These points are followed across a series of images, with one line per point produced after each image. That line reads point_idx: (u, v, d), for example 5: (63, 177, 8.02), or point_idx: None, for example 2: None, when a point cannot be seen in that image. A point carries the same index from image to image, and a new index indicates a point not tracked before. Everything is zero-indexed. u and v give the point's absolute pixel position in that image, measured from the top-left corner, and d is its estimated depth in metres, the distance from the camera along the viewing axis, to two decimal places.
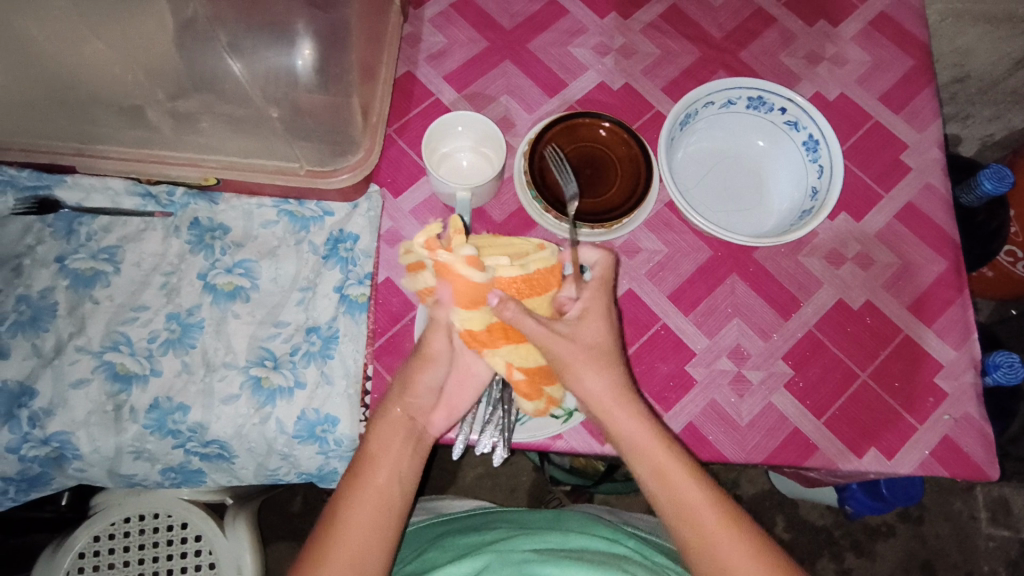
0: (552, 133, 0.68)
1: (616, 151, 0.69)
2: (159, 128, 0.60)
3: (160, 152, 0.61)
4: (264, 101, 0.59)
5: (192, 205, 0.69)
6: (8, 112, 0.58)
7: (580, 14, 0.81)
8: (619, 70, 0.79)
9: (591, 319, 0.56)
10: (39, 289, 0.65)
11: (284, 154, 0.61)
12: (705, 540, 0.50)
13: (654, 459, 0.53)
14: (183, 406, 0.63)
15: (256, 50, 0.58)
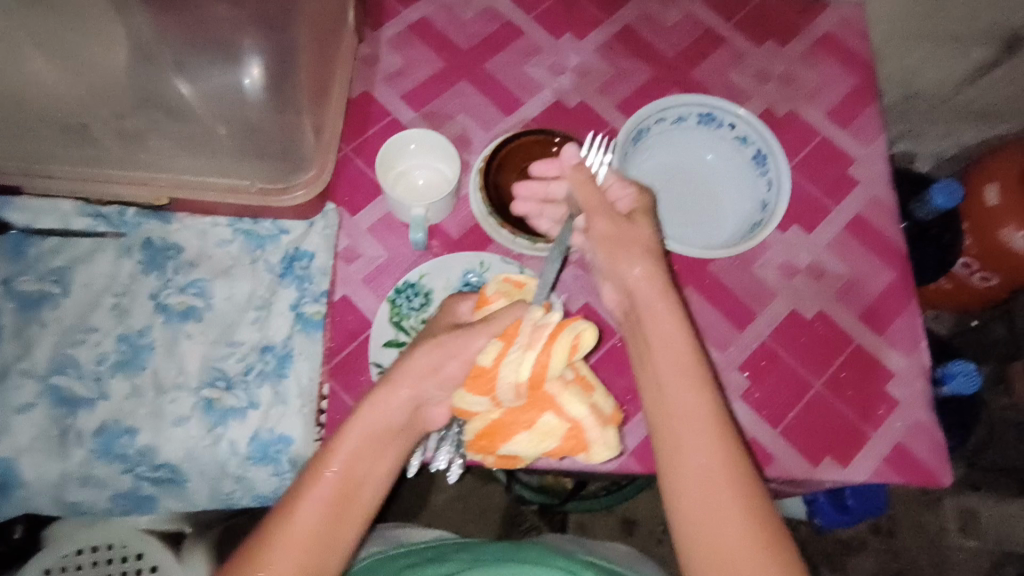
0: (507, 149, 0.69)
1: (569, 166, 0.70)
2: (106, 147, 0.58)
3: (108, 170, 0.58)
4: (212, 120, 0.60)
5: (144, 225, 0.68)
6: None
7: (536, 36, 0.84)
8: (575, 88, 0.81)
9: (655, 272, 0.54)
10: None
11: (238, 171, 0.59)
12: (709, 500, 0.46)
13: (673, 383, 0.49)
14: (133, 429, 0.62)
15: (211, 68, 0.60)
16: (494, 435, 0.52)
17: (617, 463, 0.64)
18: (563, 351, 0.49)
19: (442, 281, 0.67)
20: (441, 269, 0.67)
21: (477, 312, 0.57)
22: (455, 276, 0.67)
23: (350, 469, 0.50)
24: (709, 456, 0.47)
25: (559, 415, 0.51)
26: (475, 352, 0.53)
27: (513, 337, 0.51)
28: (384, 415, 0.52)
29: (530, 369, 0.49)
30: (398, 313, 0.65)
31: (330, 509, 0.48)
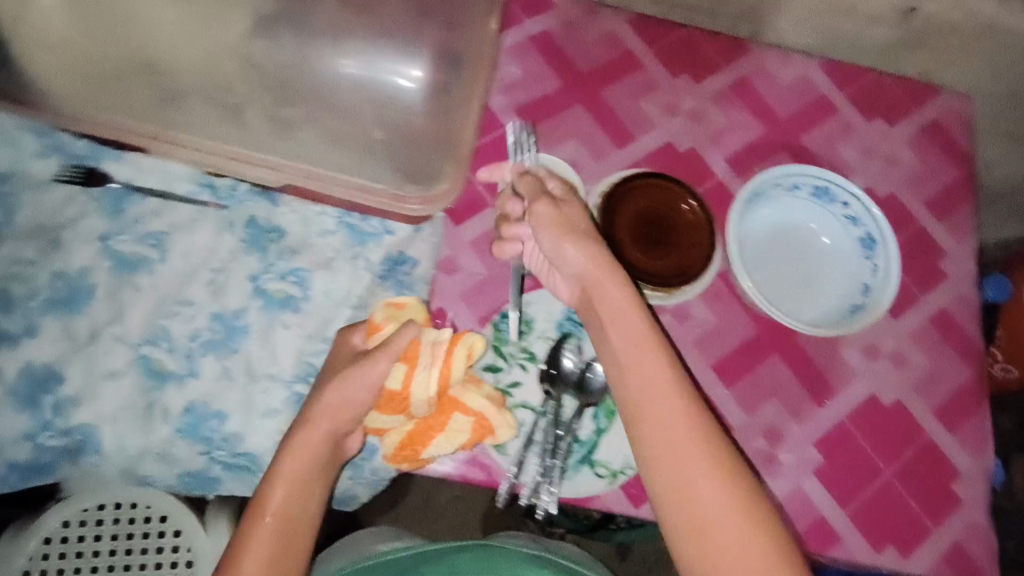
0: (640, 181, 0.71)
1: (691, 224, 0.71)
2: (254, 129, 0.59)
3: (243, 149, 0.58)
4: (369, 124, 0.61)
5: (251, 202, 0.66)
6: (101, 90, 0.57)
7: (654, 71, 0.83)
8: (687, 132, 0.81)
9: (609, 268, 0.56)
10: (79, 266, 0.62)
11: (368, 173, 0.59)
12: (697, 507, 0.49)
13: (655, 382, 0.53)
14: (221, 414, 0.61)
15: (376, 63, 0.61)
16: (413, 443, 0.59)
17: None
18: (462, 356, 0.57)
19: (543, 312, 0.67)
20: (544, 300, 0.67)
21: (369, 338, 0.60)
22: (556, 309, 0.67)
23: (302, 454, 0.54)
24: (673, 427, 0.51)
25: (466, 413, 0.59)
26: (380, 376, 0.56)
27: (414, 358, 0.57)
28: (343, 410, 0.56)
29: (458, 372, 0.57)
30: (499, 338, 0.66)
31: (296, 484, 0.54)
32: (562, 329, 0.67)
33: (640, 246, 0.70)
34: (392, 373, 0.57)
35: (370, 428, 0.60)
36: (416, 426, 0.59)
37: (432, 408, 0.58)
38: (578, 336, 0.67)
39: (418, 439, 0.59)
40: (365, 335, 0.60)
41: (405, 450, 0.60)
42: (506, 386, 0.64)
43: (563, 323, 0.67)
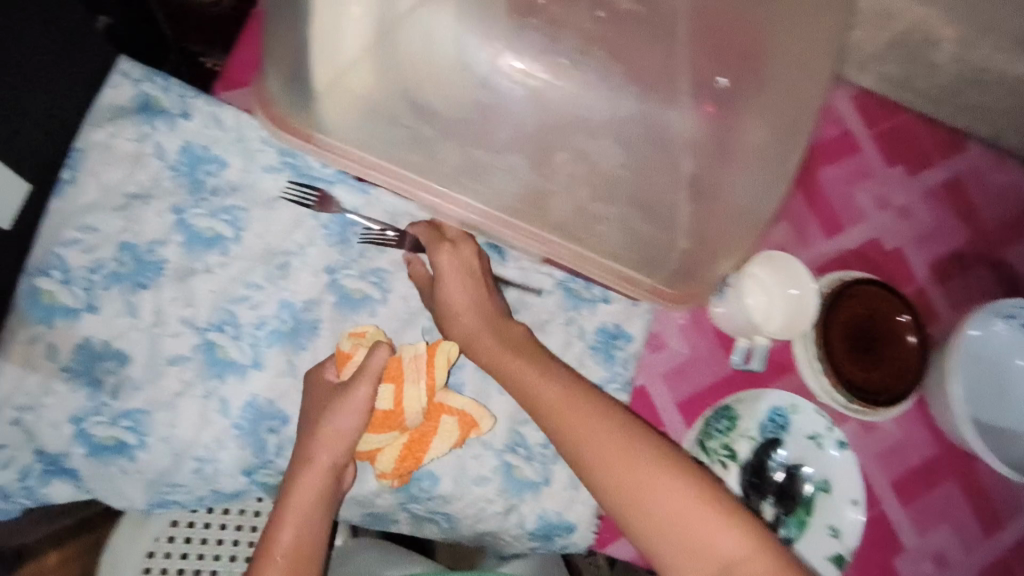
0: (871, 290, 0.68)
1: (903, 353, 0.68)
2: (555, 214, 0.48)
3: (517, 216, 0.48)
4: (686, 227, 0.47)
5: (480, 254, 0.63)
6: (377, 122, 0.46)
7: (871, 156, 0.78)
8: (897, 230, 0.77)
9: (507, 356, 0.54)
10: (306, 299, 0.58)
11: (649, 271, 0.49)
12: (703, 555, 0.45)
13: (612, 457, 0.48)
14: (433, 476, 0.60)
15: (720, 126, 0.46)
16: (412, 453, 0.56)
17: None
18: (442, 366, 0.56)
19: (751, 410, 0.65)
20: (754, 398, 0.65)
21: (341, 371, 0.55)
22: (763, 408, 0.65)
23: (310, 489, 0.51)
24: (658, 481, 0.47)
25: (451, 412, 0.57)
26: (366, 401, 0.52)
27: (398, 374, 0.55)
28: (341, 440, 0.52)
29: (428, 395, 0.55)
30: (706, 432, 0.65)
31: (304, 522, 0.50)
32: (765, 431, 0.65)
33: (851, 353, 0.67)
34: (385, 386, 0.54)
35: (377, 460, 0.56)
36: (397, 429, 0.55)
37: (385, 398, 0.55)
38: (780, 439, 0.65)
39: (393, 449, 0.55)
40: (336, 369, 0.55)
41: (381, 454, 0.56)
42: None
43: (767, 424, 0.65)
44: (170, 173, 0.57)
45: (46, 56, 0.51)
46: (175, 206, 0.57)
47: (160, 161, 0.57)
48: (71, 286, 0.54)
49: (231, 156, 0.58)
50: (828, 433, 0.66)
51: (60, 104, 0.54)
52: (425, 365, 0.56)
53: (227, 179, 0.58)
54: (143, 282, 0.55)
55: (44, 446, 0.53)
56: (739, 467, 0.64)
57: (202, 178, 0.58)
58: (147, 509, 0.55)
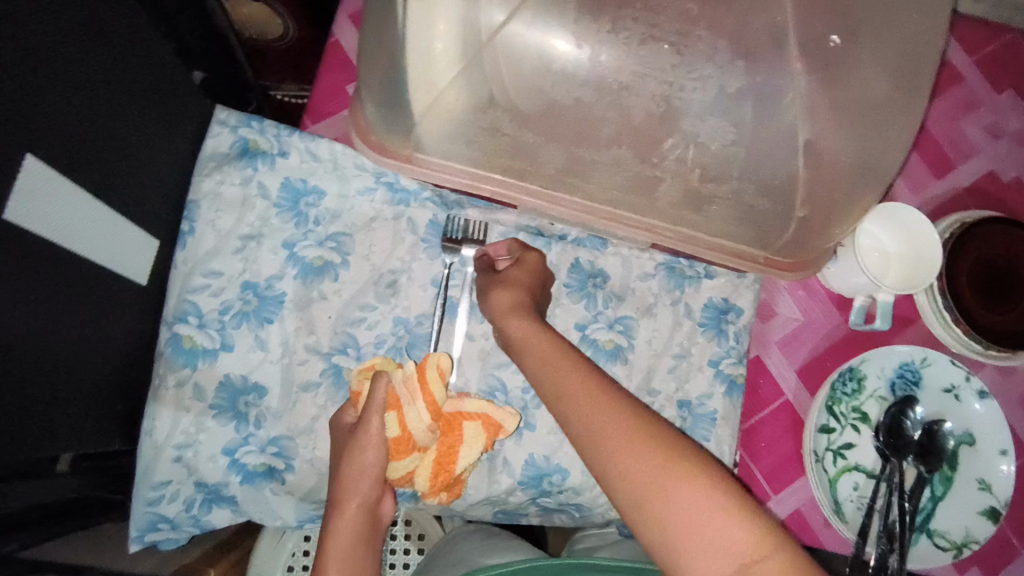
0: (997, 229, 0.64)
1: None
2: (658, 202, 0.49)
3: (622, 213, 0.51)
4: (801, 198, 0.47)
5: (579, 245, 0.63)
6: (476, 133, 0.48)
7: (975, 85, 0.74)
8: (1010, 158, 0.73)
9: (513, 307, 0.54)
10: (418, 314, 0.60)
11: (759, 240, 0.51)
12: (593, 428, 0.44)
13: (537, 347, 0.51)
14: (562, 469, 0.60)
15: (834, 83, 0.45)
16: (442, 471, 0.52)
17: None
18: (435, 379, 0.54)
19: (877, 368, 0.63)
20: (879, 356, 0.63)
21: (357, 408, 0.55)
22: (890, 365, 0.63)
23: (346, 531, 0.52)
24: (569, 378, 0.47)
25: (470, 419, 0.54)
26: (376, 429, 0.52)
27: (396, 400, 0.53)
28: (365, 475, 0.52)
29: (430, 412, 0.52)
30: (833, 397, 0.62)
31: (348, 564, 0.51)
32: (894, 388, 0.63)
33: (980, 298, 0.63)
34: (385, 415, 0.52)
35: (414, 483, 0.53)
36: (418, 450, 0.53)
37: (394, 428, 0.52)
38: (912, 395, 0.63)
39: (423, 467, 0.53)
40: (354, 408, 0.55)
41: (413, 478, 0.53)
42: (839, 448, 0.62)
43: (895, 381, 0.63)
44: (276, 210, 0.61)
45: (154, 117, 0.55)
46: (286, 241, 0.60)
47: (266, 201, 0.61)
48: (206, 329, 0.58)
49: (327, 184, 0.61)
50: (965, 383, 0.63)
51: (170, 163, 0.58)
52: (419, 385, 0.53)
53: (326, 207, 0.61)
54: (268, 317, 0.59)
55: (204, 478, 0.56)
56: (871, 428, 0.62)
57: (305, 210, 0.61)
58: (297, 525, 0.58)
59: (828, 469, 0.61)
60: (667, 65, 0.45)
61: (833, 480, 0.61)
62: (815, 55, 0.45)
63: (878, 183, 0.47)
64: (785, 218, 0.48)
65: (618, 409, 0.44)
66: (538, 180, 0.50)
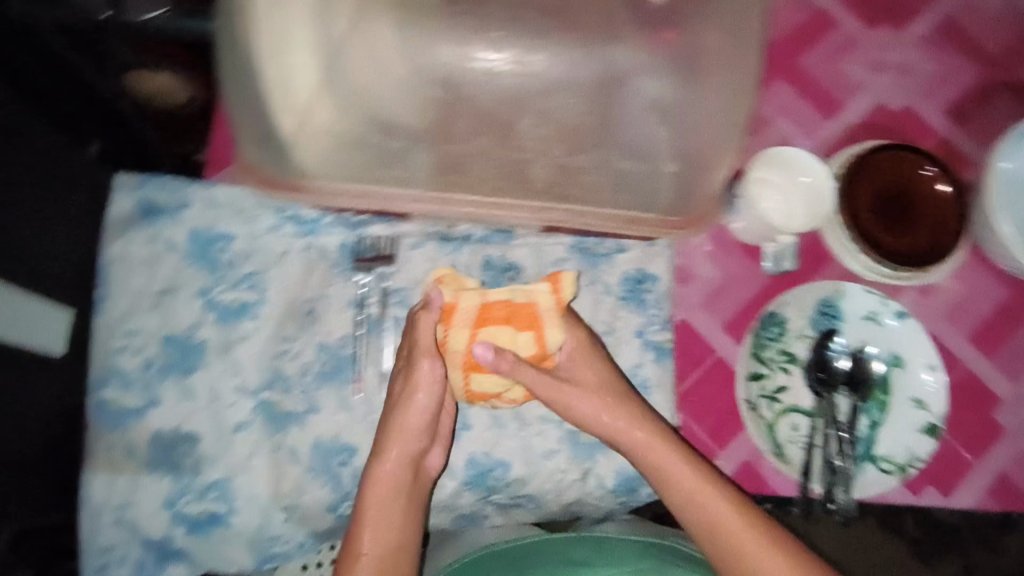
0: (889, 153, 0.66)
1: (935, 206, 0.65)
2: (533, 184, 0.52)
3: (509, 199, 0.51)
4: (665, 154, 0.50)
5: (486, 243, 0.64)
6: (344, 146, 0.50)
7: (851, 27, 0.75)
8: (897, 89, 0.74)
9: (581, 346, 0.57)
10: (340, 337, 0.61)
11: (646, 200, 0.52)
12: (668, 480, 0.52)
13: (574, 400, 0.55)
14: (504, 462, 0.60)
15: (668, 42, 0.50)
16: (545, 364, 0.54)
17: (975, 502, 0.64)
18: (452, 279, 0.55)
19: (798, 309, 0.64)
20: (798, 297, 0.64)
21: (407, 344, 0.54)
22: (810, 304, 0.64)
23: (388, 481, 0.51)
24: (631, 431, 0.54)
25: (542, 287, 0.54)
26: (433, 371, 0.51)
27: (450, 317, 0.52)
28: (418, 414, 0.52)
29: (550, 342, 0.53)
30: (758, 343, 0.63)
31: (383, 524, 0.50)
32: (818, 325, 0.64)
33: (882, 222, 0.65)
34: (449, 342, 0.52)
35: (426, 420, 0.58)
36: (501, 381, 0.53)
37: (455, 349, 0.52)
38: (836, 329, 0.64)
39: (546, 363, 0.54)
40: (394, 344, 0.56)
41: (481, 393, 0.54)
42: (774, 393, 0.63)
43: (818, 318, 0.64)
44: (186, 261, 0.61)
45: (42, 194, 0.56)
46: (200, 289, 0.61)
47: (175, 254, 0.61)
48: (132, 389, 0.58)
49: (235, 228, 0.62)
50: (883, 308, 0.65)
51: (68, 235, 0.59)
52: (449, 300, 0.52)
53: (237, 249, 0.62)
54: (191, 365, 0.59)
55: (149, 534, 0.56)
56: (801, 367, 0.63)
57: (217, 257, 0.61)
58: (254, 567, 0.58)
59: (765, 414, 0.62)
60: (510, 52, 0.50)
61: (773, 425, 0.62)
62: (648, 20, 0.49)
63: (741, 131, 0.49)
64: (654, 174, 0.51)
65: (677, 462, 0.52)
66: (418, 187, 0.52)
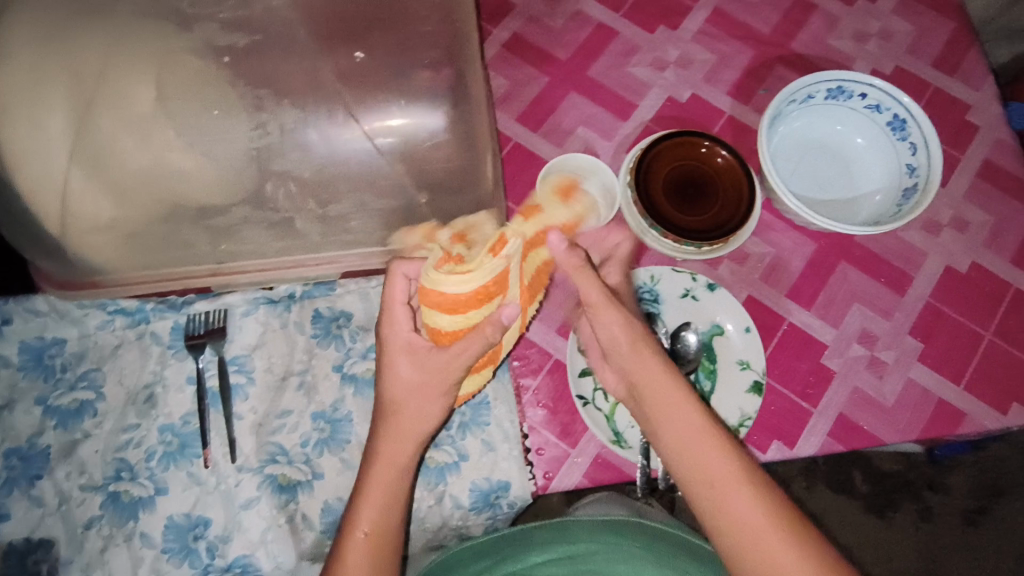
0: (672, 138, 0.69)
1: (724, 180, 0.69)
2: (307, 235, 0.61)
3: (298, 256, 0.62)
4: (415, 188, 0.59)
5: (311, 297, 0.67)
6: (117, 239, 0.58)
7: (631, 33, 0.80)
8: (682, 81, 0.79)
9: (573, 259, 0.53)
10: (181, 415, 0.63)
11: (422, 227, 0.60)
12: (704, 475, 0.48)
13: (651, 394, 0.51)
14: None
15: (373, 85, 0.58)
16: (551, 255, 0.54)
17: (820, 445, 0.67)
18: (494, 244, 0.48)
19: None
20: None
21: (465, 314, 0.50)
22: None
23: (399, 450, 0.51)
24: (684, 418, 0.50)
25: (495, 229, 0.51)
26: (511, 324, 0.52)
27: (484, 293, 0.48)
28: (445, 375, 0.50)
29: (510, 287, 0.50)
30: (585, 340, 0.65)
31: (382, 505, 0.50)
32: (638, 311, 0.67)
33: (676, 204, 0.69)
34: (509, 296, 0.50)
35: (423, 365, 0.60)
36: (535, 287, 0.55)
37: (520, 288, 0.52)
38: (656, 311, 0.68)
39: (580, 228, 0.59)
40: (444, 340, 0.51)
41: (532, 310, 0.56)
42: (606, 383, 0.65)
43: (637, 305, 0.68)
44: (22, 373, 0.63)
45: None
46: (39, 397, 0.63)
47: (9, 368, 0.63)
48: None
49: (64, 332, 0.64)
50: (695, 283, 0.68)
51: None
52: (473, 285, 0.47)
53: (69, 352, 0.64)
54: (38, 472, 0.61)
55: None
56: None
57: (50, 363, 0.64)
58: None
59: (602, 406, 0.64)
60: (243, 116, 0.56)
61: (610, 415, 0.64)
62: (349, 71, 0.58)
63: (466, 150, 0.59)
64: (412, 206, 0.60)
65: (729, 455, 0.48)
66: (210, 263, 0.62)
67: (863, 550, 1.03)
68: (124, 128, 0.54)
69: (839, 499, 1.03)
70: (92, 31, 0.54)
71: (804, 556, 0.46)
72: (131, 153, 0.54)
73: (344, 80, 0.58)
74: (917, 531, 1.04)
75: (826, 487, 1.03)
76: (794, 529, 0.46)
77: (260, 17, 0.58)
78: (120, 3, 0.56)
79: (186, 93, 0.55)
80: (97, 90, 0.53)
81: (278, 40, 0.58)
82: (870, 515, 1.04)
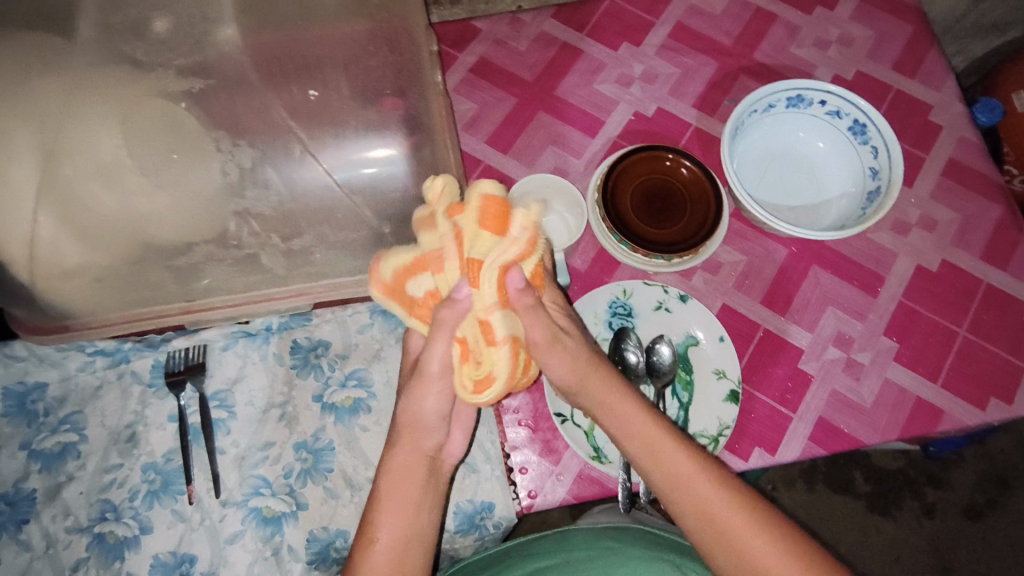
0: (636, 154, 0.70)
1: (691, 192, 0.70)
2: (273, 269, 0.64)
3: (267, 292, 0.64)
4: (376, 219, 0.64)
5: (290, 328, 0.68)
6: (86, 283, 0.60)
7: (595, 52, 0.81)
8: (648, 96, 0.80)
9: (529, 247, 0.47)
10: (164, 453, 0.64)
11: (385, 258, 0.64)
12: (675, 478, 0.50)
13: (613, 411, 0.52)
14: (342, 532, 0.62)
15: (326, 123, 0.63)
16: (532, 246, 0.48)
17: (801, 450, 0.67)
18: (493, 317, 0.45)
19: (591, 316, 0.68)
20: (588, 306, 0.68)
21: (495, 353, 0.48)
22: (601, 309, 0.68)
23: (410, 471, 0.52)
24: (643, 426, 0.51)
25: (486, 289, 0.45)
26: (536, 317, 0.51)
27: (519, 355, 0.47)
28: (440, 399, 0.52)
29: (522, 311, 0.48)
30: None
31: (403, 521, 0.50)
32: (613, 326, 0.68)
33: (645, 219, 0.70)
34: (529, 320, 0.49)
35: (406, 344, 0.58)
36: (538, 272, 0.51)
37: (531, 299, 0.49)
38: (630, 325, 0.68)
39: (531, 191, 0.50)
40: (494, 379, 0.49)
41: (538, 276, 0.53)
42: None
43: (612, 320, 0.68)
44: (4, 419, 0.64)
45: None
46: (22, 442, 0.63)
47: None
48: None
49: (45, 376, 0.65)
50: (668, 295, 0.69)
51: None
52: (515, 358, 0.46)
53: (51, 395, 0.65)
54: (23, 517, 0.61)
55: None
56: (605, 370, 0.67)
57: (33, 407, 0.64)
58: None
59: (580, 423, 0.64)
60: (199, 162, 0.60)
61: (589, 432, 0.64)
62: (303, 107, 0.63)
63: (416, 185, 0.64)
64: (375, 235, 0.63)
65: (693, 457, 0.50)
66: (180, 302, 0.63)
67: (871, 552, 1.02)
68: (89, 175, 0.57)
69: (840, 499, 1.03)
70: (51, 83, 0.57)
71: (779, 549, 0.47)
72: (101, 199, 0.58)
73: (297, 116, 0.63)
74: (922, 529, 1.03)
75: (825, 488, 1.04)
76: (766, 522, 0.48)
77: (214, 60, 0.63)
78: (75, 56, 0.59)
79: (153, 136, 0.59)
80: (59, 139, 0.56)
81: (233, 84, 0.62)
82: (876, 515, 1.04)
